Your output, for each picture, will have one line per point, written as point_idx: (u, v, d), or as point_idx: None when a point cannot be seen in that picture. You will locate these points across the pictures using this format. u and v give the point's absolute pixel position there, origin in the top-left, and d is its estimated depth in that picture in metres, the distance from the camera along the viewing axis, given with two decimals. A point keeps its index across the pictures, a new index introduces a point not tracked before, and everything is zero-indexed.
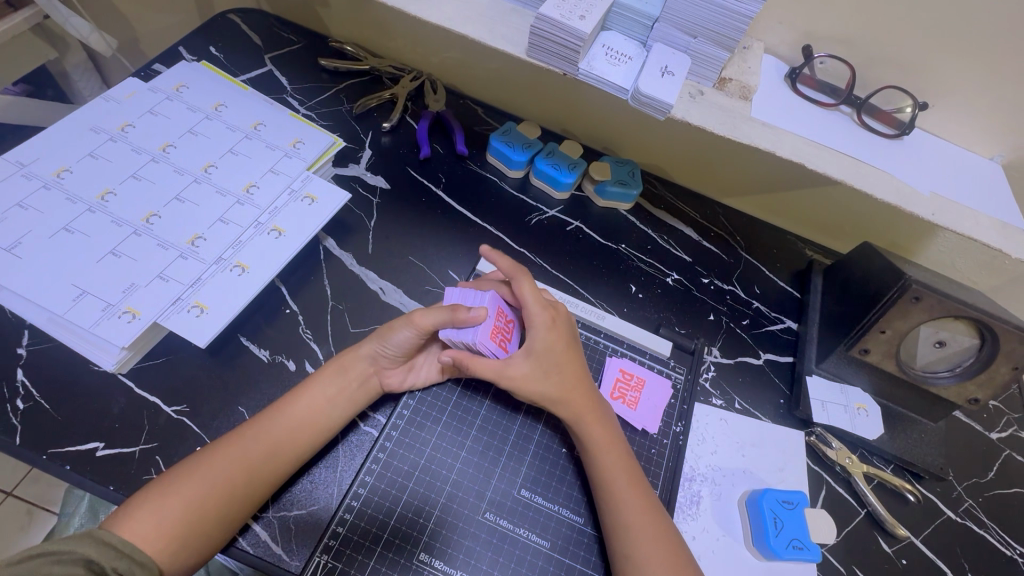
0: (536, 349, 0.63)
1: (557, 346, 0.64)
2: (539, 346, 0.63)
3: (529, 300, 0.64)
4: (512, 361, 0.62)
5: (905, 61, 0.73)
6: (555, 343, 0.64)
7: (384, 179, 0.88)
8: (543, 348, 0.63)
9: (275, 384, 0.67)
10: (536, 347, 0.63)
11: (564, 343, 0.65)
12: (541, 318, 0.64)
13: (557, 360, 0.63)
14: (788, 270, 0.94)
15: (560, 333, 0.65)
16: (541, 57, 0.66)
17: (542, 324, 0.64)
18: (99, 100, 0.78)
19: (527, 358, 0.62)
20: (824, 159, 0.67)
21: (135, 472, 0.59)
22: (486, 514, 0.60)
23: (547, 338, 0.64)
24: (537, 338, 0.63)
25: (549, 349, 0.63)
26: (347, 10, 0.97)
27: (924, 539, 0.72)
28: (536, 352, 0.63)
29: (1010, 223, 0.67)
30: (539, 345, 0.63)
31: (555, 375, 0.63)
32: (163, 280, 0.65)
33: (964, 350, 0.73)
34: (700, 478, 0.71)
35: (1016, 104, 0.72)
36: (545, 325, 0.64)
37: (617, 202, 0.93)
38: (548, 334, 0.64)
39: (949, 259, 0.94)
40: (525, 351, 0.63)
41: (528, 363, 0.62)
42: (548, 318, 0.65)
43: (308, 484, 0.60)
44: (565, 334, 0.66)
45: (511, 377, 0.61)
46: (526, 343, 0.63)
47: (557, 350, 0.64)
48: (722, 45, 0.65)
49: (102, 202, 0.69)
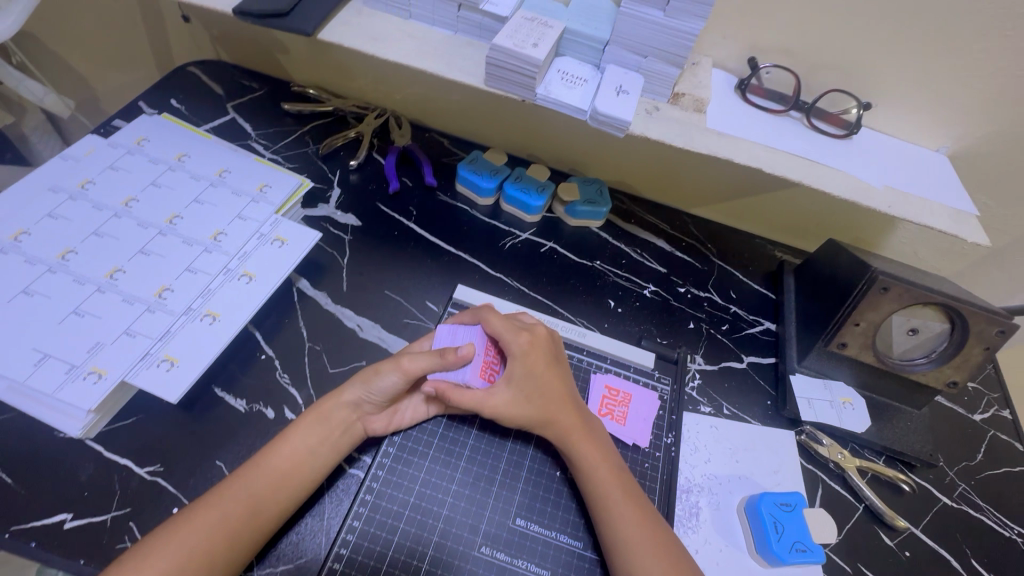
0: (517, 377, 0.62)
1: (537, 368, 0.63)
2: (519, 372, 0.62)
3: (500, 330, 0.63)
4: (494, 392, 0.61)
5: (846, 66, 0.76)
6: (534, 365, 0.63)
7: (355, 216, 0.88)
8: (523, 373, 0.62)
9: (254, 434, 0.65)
10: (517, 374, 0.62)
11: (544, 364, 0.64)
12: (516, 344, 0.63)
13: (539, 383, 0.62)
14: (760, 272, 0.96)
15: (540, 353, 0.64)
16: (499, 86, 0.68)
17: (520, 349, 0.62)
18: (57, 159, 0.76)
19: (509, 386, 0.61)
20: (780, 163, 0.69)
21: (107, 542, 0.56)
22: (482, 548, 0.58)
23: (526, 364, 0.62)
24: (517, 365, 0.62)
25: (529, 372, 0.62)
26: (308, 56, 0.99)
27: (923, 528, 0.72)
28: (519, 380, 0.62)
29: (962, 210, 0.70)
30: (519, 371, 0.62)
31: (537, 399, 0.62)
32: (130, 336, 0.63)
33: (938, 335, 0.75)
34: (697, 488, 0.70)
35: (950, 99, 0.76)
36: (522, 350, 0.63)
37: (589, 220, 0.95)
38: (526, 359, 0.62)
39: (912, 249, 0.97)
40: (505, 380, 0.61)
41: (510, 391, 0.61)
42: (525, 342, 0.63)
43: (295, 535, 0.57)
44: (545, 354, 0.64)
45: (492, 407, 0.60)
46: (505, 371, 0.62)
47: (536, 372, 0.62)
48: (671, 62, 0.68)
49: (63, 261, 0.67)
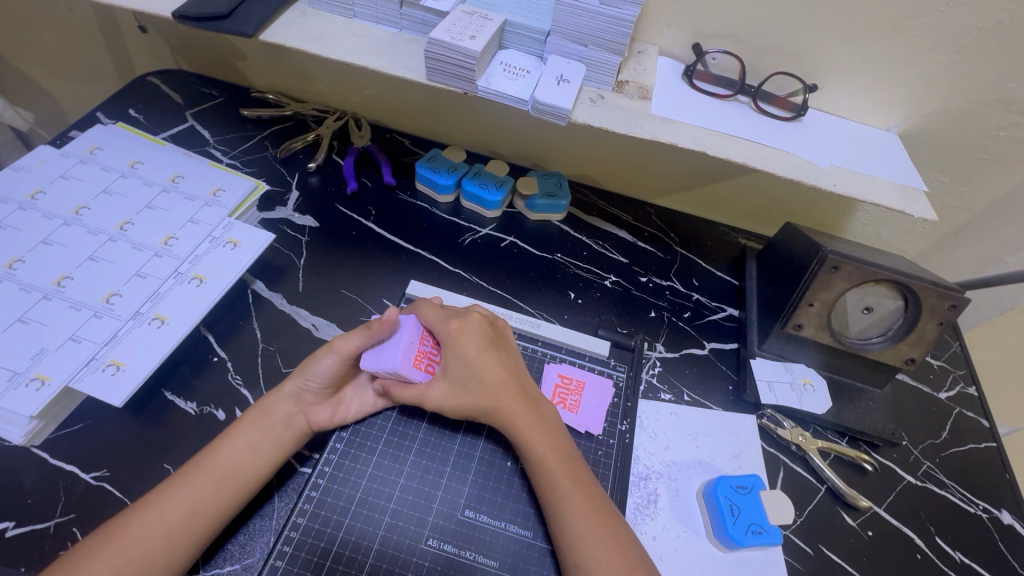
0: (451, 366, 0.61)
1: (471, 355, 0.62)
2: (453, 361, 0.61)
3: (433, 320, 0.64)
4: (432, 383, 0.61)
5: (790, 49, 0.77)
6: (467, 351, 0.62)
7: (313, 218, 0.88)
8: (456, 361, 0.62)
9: (204, 436, 0.64)
10: (451, 363, 0.61)
11: (479, 349, 0.63)
12: (445, 334, 0.63)
13: (475, 370, 0.61)
14: (723, 259, 0.96)
15: (472, 339, 0.63)
16: (441, 80, 0.68)
17: (451, 338, 0.62)
18: (7, 170, 0.76)
19: (446, 380, 0.61)
20: (725, 146, 0.69)
21: (50, 549, 0.55)
22: (429, 541, 0.58)
23: (458, 351, 0.62)
24: (449, 354, 0.62)
25: (462, 359, 0.61)
26: (265, 61, 0.99)
27: (886, 508, 0.71)
28: (454, 369, 0.61)
29: (910, 186, 0.71)
30: (452, 360, 0.61)
31: (475, 386, 0.61)
32: (75, 342, 0.63)
33: (892, 313, 0.74)
34: (655, 475, 0.69)
35: (896, 78, 0.76)
36: (451, 338, 0.63)
37: (548, 213, 0.95)
38: (457, 346, 0.62)
39: (874, 231, 0.97)
40: (443, 373, 0.61)
41: (446, 383, 0.61)
42: (455, 329, 0.63)
43: (242, 537, 0.57)
44: (477, 339, 0.64)
45: (432, 399, 0.61)
46: (443, 365, 0.62)
47: (469, 359, 0.62)
48: (611, 50, 0.68)
49: (9, 270, 0.67)
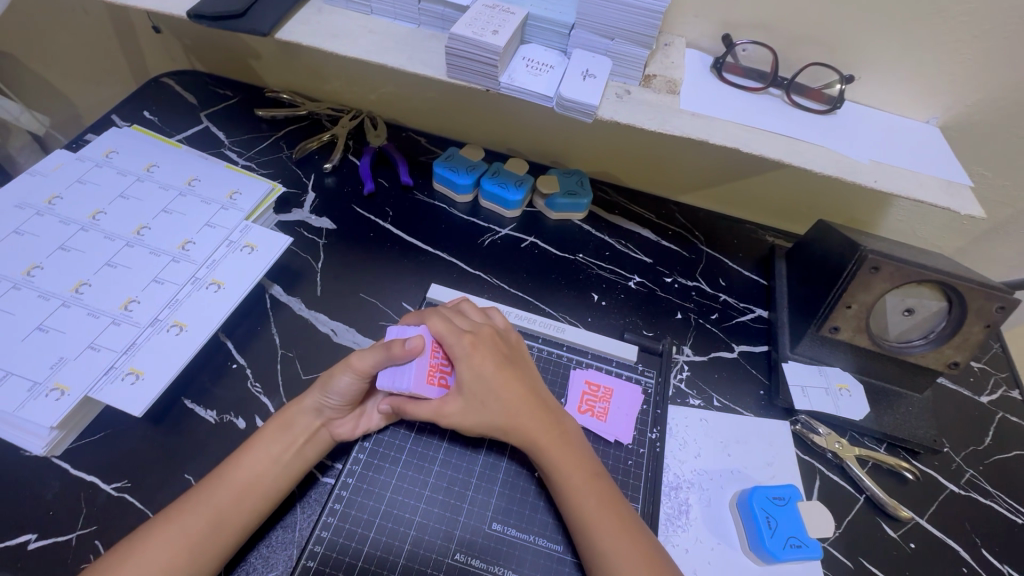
0: (466, 383, 0.58)
1: (486, 370, 0.59)
2: (467, 377, 0.58)
3: (443, 332, 0.60)
4: (447, 400, 0.59)
5: (825, 38, 0.73)
6: (482, 367, 0.59)
7: (330, 220, 0.87)
8: (471, 377, 0.59)
9: (224, 444, 0.63)
10: (465, 379, 0.59)
11: (493, 366, 0.60)
12: (459, 348, 0.59)
13: (490, 387, 0.59)
14: (750, 258, 0.93)
15: (487, 354, 0.60)
16: (462, 77, 0.66)
17: (464, 353, 0.59)
18: (24, 175, 0.76)
19: (462, 395, 0.59)
20: (758, 141, 0.66)
21: (72, 563, 0.54)
22: (456, 555, 0.56)
23: (473, 366, 0.59)
24: (464, 370, 0.59)
25: (478, 376, 0.59)
26: (278, 59, 0.98)
27: (929, 518, 0.68)
28: (469, 386, 0.59)
29: (956, 181, 0.67)
30: (467, 375, 0.58)
31: (493, 404, 0.59)
32: (94, 350, 0.62)
33: (935, 315, 0.71)
34: (686, 485, 0.67)
35: (937, 67, 0.72)
36: (465, 353, 0.59)
37: (569, 213, 0.92)
38: (472, 362, 0.59)
39: (909, 227, 0.93)
40: (457, 389, 0.59)
41: (462, 400, 0.59)
42: (468, 343, 0.60)
43: (264, 549, 0.56)
44: (492, 354, 0.61)
45: (447, 417, 0.58)
46: (456, 379, 0.59)
47: (485, 376, 0.59)
48: (639, 42, 0.66)
49: (28, 277, 0.66)
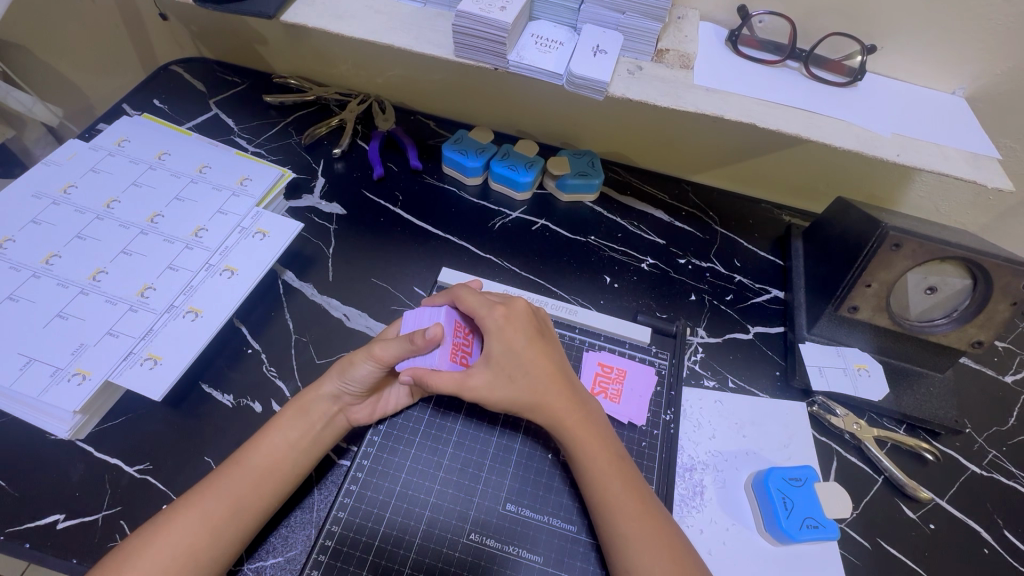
0: (496, 356, 0.59)
1: (517, 345, 0.59)
2: (498, 349, 0.59)
3: (477, 307, 0.61)
4: (474, 372, 0.58)
5: (845, 7, 0.70)
6: (513, 340, 0.59)
7: (340, 205, 0.87)
8: (501, 350, 0.59)
9: (241, 427, 0.64)
10: (495, 352, 0.59)
11: (525, 341, 0.60)
12: (492, 320, 0.60)
13: (520, 361, 0.59)
14: (766, 238, 0.91)
15: (518, 328, 0.60)
16: (470, 56, 0.65)
17: (497, 325, 0.60)
18: (40, 165, 0.76)
19: (488, 366, 0.58)
20: (775, 115, 0.64)
21: (99, 541, 0.56)
22: (471, 535, 0.57)
23: (504, 341, 0.59)
24: (494, 343, 0.59)
25: (509, 349, 0.59)
26: (285, 44, 0.97)
27: (949, 499, 0.67)
28: (499, 358, 0.59)
29: (983, 153, 0.64)
30: (497, 348, 0.59)
31: (520, 378, 0.58)
32: (112, 337, 0.63)
33: (958, 293, 0.69)
34: (700, 466, 0.67)
35: (964, 35, 0.70)
36: (498, 326, 0.60)
37: (581, 193, 0.91)
38: (504, 334, 0.59)
39: (931, 203, 0.90)
40: (485, 360, 0.59)
41: (490, 372, 0.58)
42: (501, 316, 0.60)
43: (284, 530, 0.57)
44: (525, 328, 0.61)
45: (473, 387, 0.58)
46: (484, 350, 0.59)
47: (517, 350, 0.59)
48: (651, 15, 0.64)
49: (47, 265, 0.68)
